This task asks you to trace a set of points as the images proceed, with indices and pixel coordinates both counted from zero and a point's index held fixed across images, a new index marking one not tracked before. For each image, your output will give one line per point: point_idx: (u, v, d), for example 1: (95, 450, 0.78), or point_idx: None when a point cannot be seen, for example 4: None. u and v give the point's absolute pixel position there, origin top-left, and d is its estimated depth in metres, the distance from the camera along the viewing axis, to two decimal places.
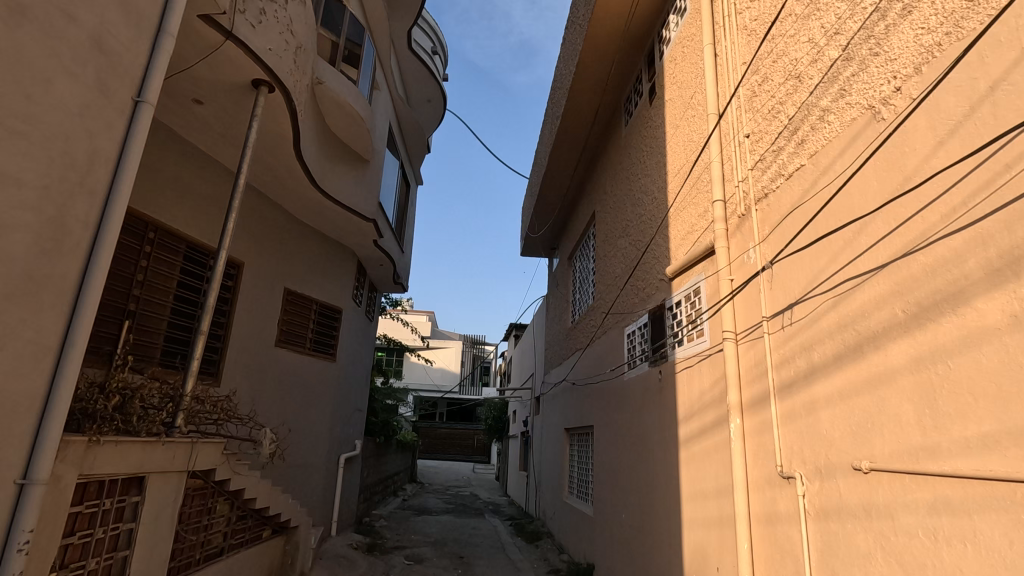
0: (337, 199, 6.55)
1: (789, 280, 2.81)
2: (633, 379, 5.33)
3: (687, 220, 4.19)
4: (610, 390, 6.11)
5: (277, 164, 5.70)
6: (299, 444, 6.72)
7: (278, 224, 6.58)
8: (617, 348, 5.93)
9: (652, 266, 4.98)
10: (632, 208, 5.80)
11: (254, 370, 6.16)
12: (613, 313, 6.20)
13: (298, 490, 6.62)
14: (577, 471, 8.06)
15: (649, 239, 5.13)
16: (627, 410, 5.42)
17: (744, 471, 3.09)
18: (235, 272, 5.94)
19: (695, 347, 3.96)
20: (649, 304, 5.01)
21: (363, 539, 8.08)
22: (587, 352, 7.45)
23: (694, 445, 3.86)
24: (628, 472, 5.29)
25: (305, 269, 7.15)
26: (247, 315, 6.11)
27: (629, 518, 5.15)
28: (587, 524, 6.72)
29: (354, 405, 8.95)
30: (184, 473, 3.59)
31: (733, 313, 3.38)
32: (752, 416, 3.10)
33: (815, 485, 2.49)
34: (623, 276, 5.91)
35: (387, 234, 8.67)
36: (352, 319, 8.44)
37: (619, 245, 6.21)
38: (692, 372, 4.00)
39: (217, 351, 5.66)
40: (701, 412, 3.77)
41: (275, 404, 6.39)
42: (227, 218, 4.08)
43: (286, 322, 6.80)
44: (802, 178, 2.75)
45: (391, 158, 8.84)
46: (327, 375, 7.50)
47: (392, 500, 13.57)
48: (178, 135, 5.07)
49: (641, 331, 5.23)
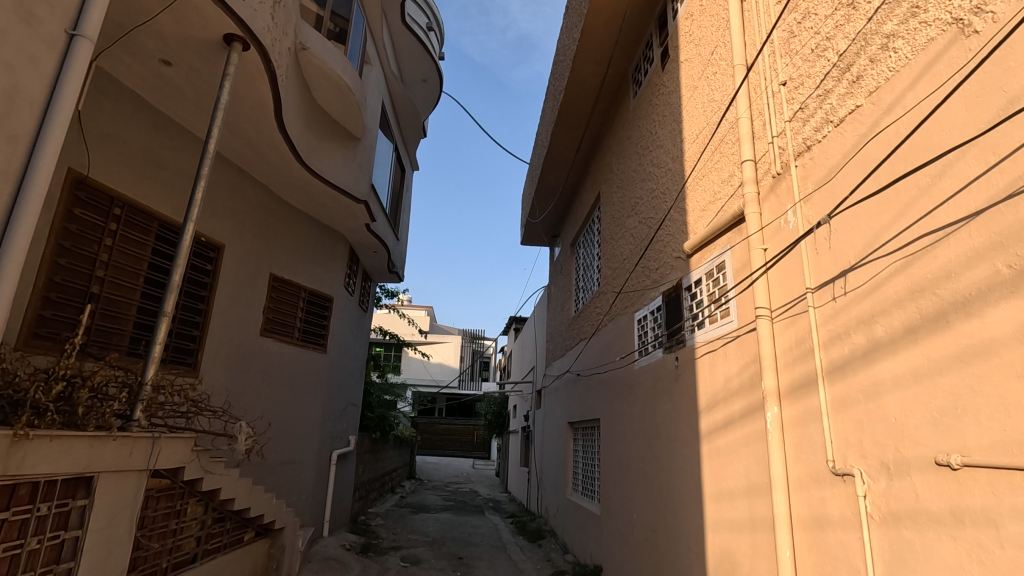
0: (325, 178, 6.13)
1: (841, 244, 2.39)
2: (644, 368, 4.93)
3: (709, 188, 3.78)
4: (618, 381, 5.70)
5: (258, 137, 5.28)
6: (287, 439, 6.31)
7: (262, 206, 6.17)
8: (626, 336, 5.52)
9: (666, 245, 4.58)
10: (642, 185, 5.40)
11: (237, 361, 5.75)
12: (622, 297, 5.79)
13: (285, 489, 6.22)
14: (581, 466, 7.66)
15: (662, 215, 4.72)
16: (638, 402, 5.01)
17: (784, 468, 2.68)
18: (214, 254, 5.53)
19: (720, 329, 3.55)
20: (663, 286, 4.60)
21: (357, 540, 7.68)
22: (592, 342, 7.04)
23: (718, 438, 3.46)
24: (639, 468, 4.88)
25: (292, 254, 6.74)
26: (229, 301, 5.70)
27: (641, 518, 4.74)
28: (594, 523, 6.32)
29: (348, 399, 8.54)
30: (144, 473, 3.18)
31: (768, 288, 2.97)
32: (793, 404, 2.69)
33: (880, 483, 2.08)
34: (632, 259, 5.50)
35: (382, 219, 8.26)
36: (344, 309, 8.03)
37: (628, 226, 5.80)
38: (715, 357, 3.59)
39: (194, 340, 5.25)
40: (727, 400, 3.37)
41: (260, 397, 5.98)
42: (195, 186, 3.65)
43: (272, 311, 6.39)
44: (859, 121, 2.34)
45: (384, 138, 8.41)
46: (317, 368, 7.09)
47: (389, 497, 13.14)
48: (147, 103, 4.66)
49: (653, 316, 4.83)
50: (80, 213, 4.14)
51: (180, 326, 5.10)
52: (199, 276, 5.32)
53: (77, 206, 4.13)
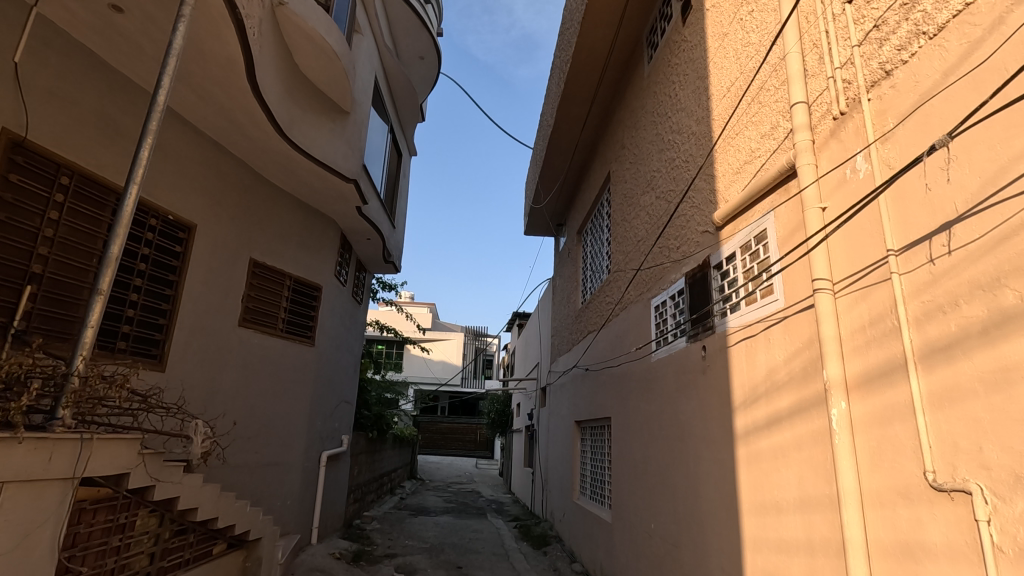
0: (309, 152, 5.59)
1: (943, 190, 1.84)
2: (664, 360, 4.37)
3: (746, 145, 3.22)
4: (632, 376, 5.16)
5: (232, 103, 4.76)
6: (267, 439, 5.79)
7: (241, 184, 5.65)
8: (641, 325, 4.98)
9: (690, 220, 4.03)
10: (659, 157, 4.85)
11: (211, 353, 5.23)
12: (636, 282, 5.24)
13: (265, 493, 5.70)
14: (589, 468, 7.12)
15: (684, 186, 4.17)
16: (657, 398, 4.46)
17: (856, 480, 2.14)
18: (186, 235, 4.99)
19: (760, 310, 2.99)
20: (686, 266, 4.05)
21: (349, 547, 7.17)
22: (602, 334, 6.49)
23: (758, 440, 2.91)
24: (658, 472, 4.34)
25: (276, 238, 6.21)
26: (202, 287, 5.17)
27: (660, 529, 4.20)
28: (605, 532, 5.78)
29: (340, 396, 8.02)
30: (71, 483, 2.65)
31: (829, 256, 2.42)
32: (867, 399, 2.14)
33: (1016, 504, 1.52)
34: (648, 240, 4.96)
35: (376, 203, 7.73)
36: (336, 299, 7.50)
37: (643, 204, 5.25)
38: (753, 343, 3.04)
39: (161, 330, 4.73)
40: (770, 395, 2.83)
41: (237, 393, 5.46)
42: (140, 143, 3.09)
43: (252, 299, 5.87)
44: (971, 23, 1.78)
45: (377, 117, 7.86)
46: (305, 361, 6.56)
47: (388, 499, 12.63)
48: (102, 61, 4.13)
49: (675, 301, 4.29)
50: (18, 179, 3.61)
51: (144, 313, 4.57)
52: (166, 259, 4.80)
53: (15, 171, 3.60)
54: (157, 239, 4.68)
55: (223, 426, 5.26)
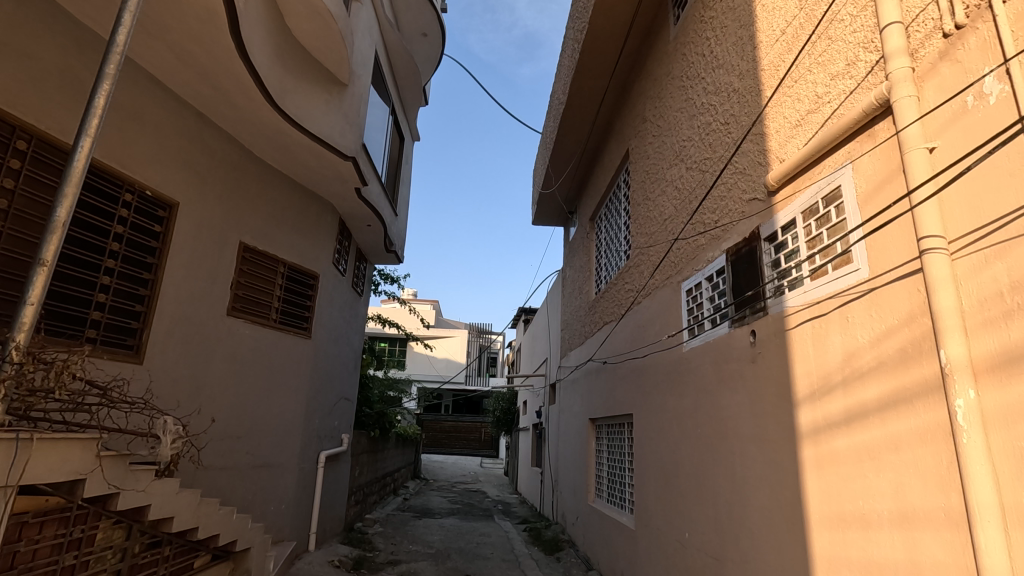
0: (302, 125, 5.13)
1: None
2: (700, 349, 3.90)
3: (812, 90, 2.73)
4: (658, 367, 4.69)
5: (214, 63, 4.29)
6: (256, 438, 5.34)
7: (228, 161, 5.19)
8: (670, 311, 4.51)
9: (732, 189, 3.55)
10: (690, 126, 4.38)
11: (195, 344, 4.77)
12: (663, 265, 4.77)
13: (254, 497, 5.24)
14: (605, 469, 6.65)
15: (724, 153, 3.69)
16: (691, 391, 3.98)
17: (995, 492, 1.65)
18: (166, 214, 4.53)
19: (833, 284, 2.51)
20: (728, 242, 3.57)
21: (349, 553, 6.72)
22: (621, 324, 6.02)
23: (833, 439, 2.43)
24: (693, 476, 3.85)
25: (269, 221, 5.74)
26: (186, 272, 4.71)
27: (697, 540, 3.71)
28: (625, 538, 5.33)
29: (340, 392, 7.57)
30: (5, 494, 2.19)
31: (940, 209, 1.93)
32: (1007, 387, 1.65)
33: None
34: (678, 218, 4.49)
35: (376, 186, 7.25)
36: (334, 289, 7.03)
37: (669, 178, 4.79)
38: (823, 323, 2.55)
39: (138, 318, 4.28)
40: (849, 386, 2.35)
41: (223, 389, 5.02)
42: (95, 89, 2.60)
43: (241, 286, 5.41)
44: None
45: (376, 96, 7.39)
46: (302, 355, 6.09)
47: (392, 500, 12.21)
48: (65, 12, 3.66)
49: (713, 283, 3.81)
50: None
51: (117, 299, 4.11)
52: (145, 239, 4.35)
53: None
54: (133, 217, 4.22)
55: (205, 425, 4.79)
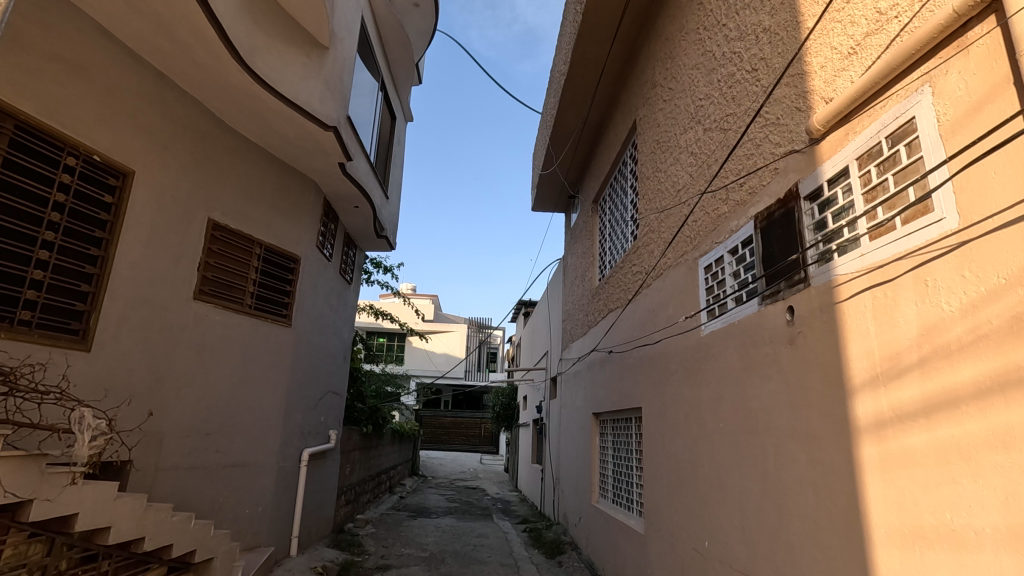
0: (274, 89, 4.64)
1: None
2: (723, 332, 3.40)
3: (875, 6, 2.25)
4: (671, 355, 4.20)
5: (172, 15, 3.81)
6: (228, 434, 4.87)
7: (197, 129, 4.69)
8: (686, 292, 4.02)
9: (762, 144, 3.05)
10: (708, 82, 3.87)
11: (154, 330, 4.28)
12: (676, 240, 4.28)
13: (223, 499, 4.76)
14: (610, 467, 6.18)
15: (752, 105, 3.19)
16: (713, 380, 3.48)
17: None
18: (119, 182, 4.03)
19: (901, 241, 2.02)
20: (758, 206, 3.08)
21: (335, 558, 6.27)
22: (628, 310, 5.54)
23: (906, 434, 1.94)
24: (715, 477, 3.37)
25: (244, 198, 5.24)
26: (144, 250, 4.21)
27: (720, 551, 3.23)
28: (633, 543, 4.88)
29: (326, 386, 7.07)
30: None
31: None
32: None
33: None
34: (694, 185, 4.00)
35: (363, 164, 6.74)
36: (319, 275, 6.54)
37: (684, 143, 4.28)
38: (890, 291, 2.05)
39: (85, 300, 3.81)
40: (931, 367, 1.86)
41: (188, 381, 4.56)
42: None
43: (210, 267, 4.91)
44: None
45: (363, 67, 6.87)
46: (282, 344, 5.59)
47: (387, 498, 11.77)
48: None
49: (738, 255, 3.33)
50: None
51: (59, 278, 3.65)
52: (94, 210, 3.86)
53: None
54: (76, 184, 3.73)
55: (140, 418, 4.11)
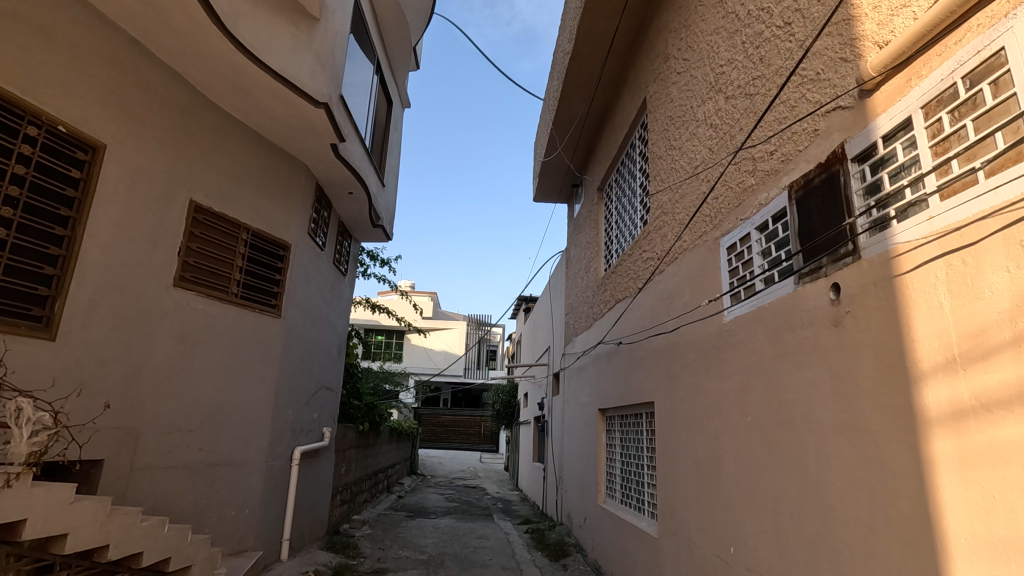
0: (259, 60, 4.32)
1: None
2: (750, 317, 3.08)
3: None
4: (689, 344, 3.88)
5: None
6: (212, 431, 4.55)
7: (176, 103, 4.37)
8: (705, 275, 3.70)
9: (798, 106, 2.73)
10: (731, 46, 3.55)
11: (128, 319, 3.96)
12: (694, 220, 3.97)
13: (206, 501, 4.44)
14: (617, 465, 5.86)
15: (784, 63, 2.87)
16: (738, 370, 3.16)
17: None
18: (88, 157, 3.73)
19: (986, 196, 1.71)
20: (793, 174, 2.76)
21: (329, 561, 5.96)
22: (638, 299, 5.22)
23: (994, 426, 1.64)
24: (742, 476, 3.06)
25: (230, 180, 4.92)
26: (117, 231, 3.90)
27: (749, 558, 2.92)
28: (645, 548, 4.57)
29: (320, 380, 6.74)
30: None
31: None
32: None
33: None
34: (714, 159, 3.68)
35: (358, 147, 6.41)
36: (311, 264, 6.21)
37: (701, 115, 3.96)
38: (972, 257, 1.74)
39: (49, 284, 3.51)
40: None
41: (167, 374, 4.24)
42: None
43: (192, 253, 4.58)
44: None
45: (358, 46, 6.53)
46: (271, 336, 5.25)
47: (384, 497, 11.46)
48: None
49: (768, 232, 3.01)
50: None
51: (19, 259, 3.35)
52: (59, 185, 3.56)
53: None
54: (38, 156, 3.43)
55: (94, 412, 3.68)
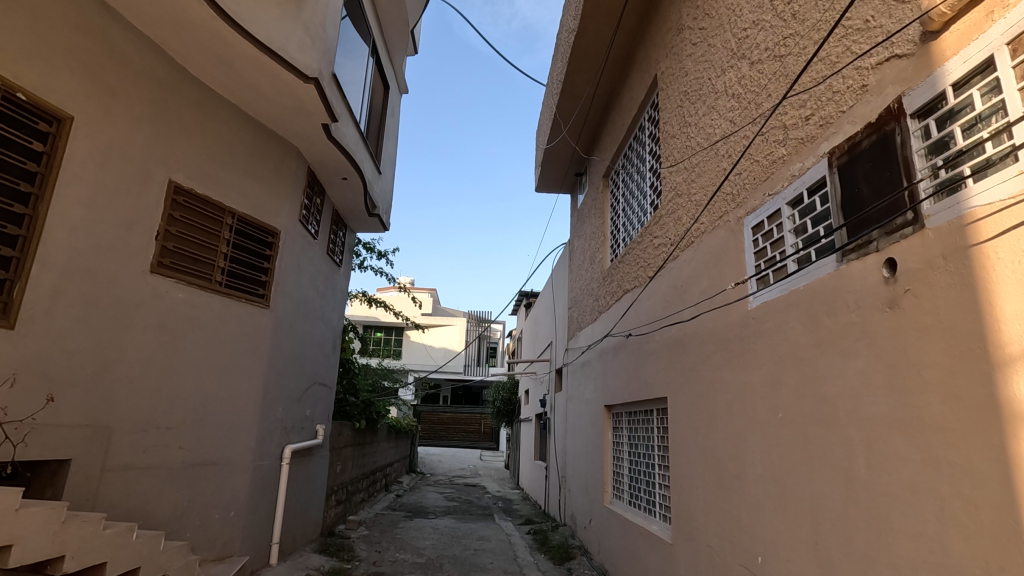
0: (242, 29, 4.01)
1: None
2: (781, 303, 2.77)
3: None
4: (708, 335, 3.57)
5: None
6: (194, 428, 4.25)
7: (154, 76, 4.06)
8: (727, 259, 3.39)
9: (840, 61, 2.42)
10: (756, 6, 3.25)
11: (100, 307, 3.66)
12: (712, 199, 3.66)
13: (187, 503, 4.14)
14: (625, 464, 5.57)
15: (824, 15, 2.56)
16: (767, 361, 2.85)
17: None
18: (52, 129, 3.42)
19: None
20: (834, 139, 2.44)
21: (323, 564, 5.68)
22: (648, 289, 4.91)
23: None
24: (772, 477, 2.75)
25: (214, 161, 4.60)
26: (87, 211, 3.59)
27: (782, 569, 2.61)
28: (657, 552, 4.27)
29: (313, 376, 6.43)
30: None
31: None
32: None
33: None
34: (736, 131, 3.37)
35: (352, 130, 6.09)
36: (303, 253, 5.90)
37: (721, 85, 3.65)
38: None
39: (8, 267, 3.20)
40: None
41: (144, 366, 3.94)
42: None
43: (172, 238, 4.27)
44: None
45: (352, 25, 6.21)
46: (259, 327, 4.94)
47: (383, 497, 11.17)
48: None
49: (802, 207, 2.70)
50: None
51: None
52: (18, 158, 3.25)
53: None
54: None
55: (35, 405, 3.24)
